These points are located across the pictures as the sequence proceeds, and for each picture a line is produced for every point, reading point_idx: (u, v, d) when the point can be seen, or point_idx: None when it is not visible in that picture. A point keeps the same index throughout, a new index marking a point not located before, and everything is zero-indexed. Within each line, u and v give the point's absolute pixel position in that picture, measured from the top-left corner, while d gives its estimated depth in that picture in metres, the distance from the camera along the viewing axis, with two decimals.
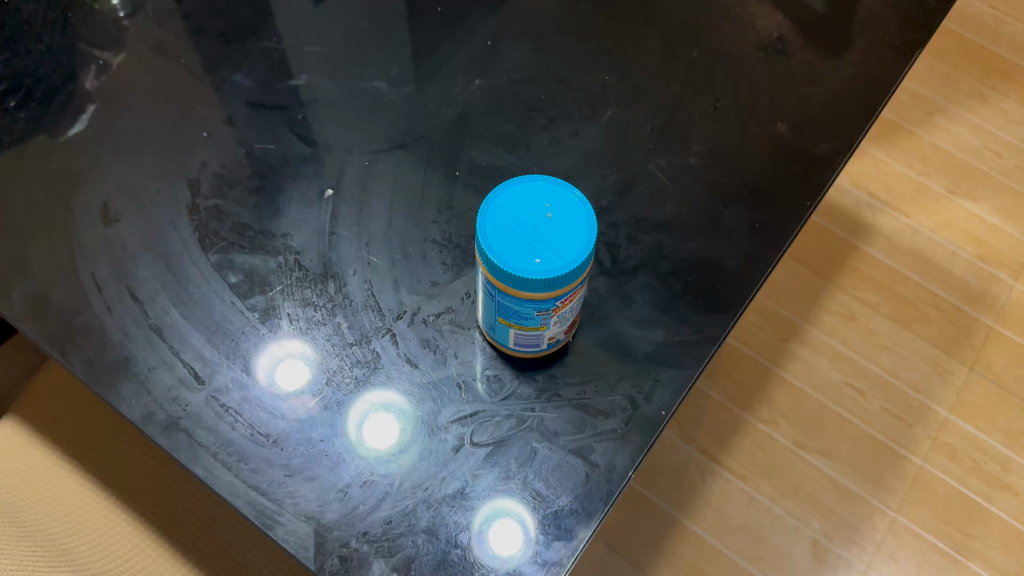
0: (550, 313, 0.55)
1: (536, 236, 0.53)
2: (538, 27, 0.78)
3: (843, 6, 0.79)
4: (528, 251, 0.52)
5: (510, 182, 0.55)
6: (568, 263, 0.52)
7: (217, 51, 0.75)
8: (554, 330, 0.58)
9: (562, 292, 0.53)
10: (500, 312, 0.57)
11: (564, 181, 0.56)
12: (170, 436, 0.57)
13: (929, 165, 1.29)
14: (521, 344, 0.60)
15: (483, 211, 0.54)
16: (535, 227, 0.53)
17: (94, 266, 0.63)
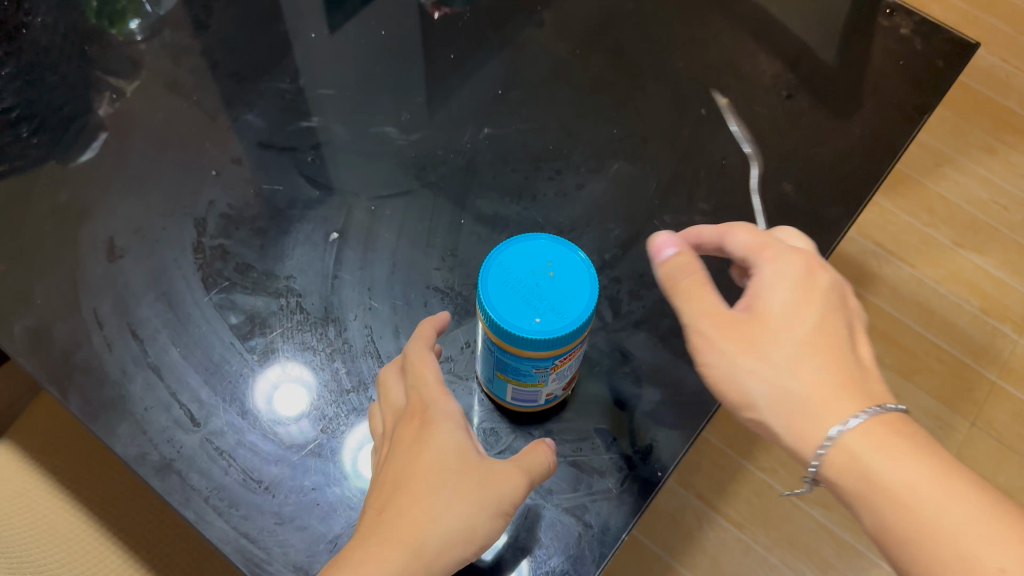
0: (549, 370, 0.55)
1: (536, 295, 0.53)
2: (550, 77, 0.78)
3: (853, 66, 0.79)
4: (529, 310, 0.52)
5: (513, 240, 0.56)
6: (568, 323, 0.52)
7: (230, 89, 0.76)
8: (552, 386, 0.58)
9: (561, 351, 0.53)
10: (498, 367, 0.56)
11: (566, 241, 0.56)
12: (163, 478, 0.57)
13: (936, 217, 1.29)
14: (519, 399, 0.59)
15: (484, 268, 0.54)
16: (536, 286, 0.54)
17: (97, 302, 0.63)
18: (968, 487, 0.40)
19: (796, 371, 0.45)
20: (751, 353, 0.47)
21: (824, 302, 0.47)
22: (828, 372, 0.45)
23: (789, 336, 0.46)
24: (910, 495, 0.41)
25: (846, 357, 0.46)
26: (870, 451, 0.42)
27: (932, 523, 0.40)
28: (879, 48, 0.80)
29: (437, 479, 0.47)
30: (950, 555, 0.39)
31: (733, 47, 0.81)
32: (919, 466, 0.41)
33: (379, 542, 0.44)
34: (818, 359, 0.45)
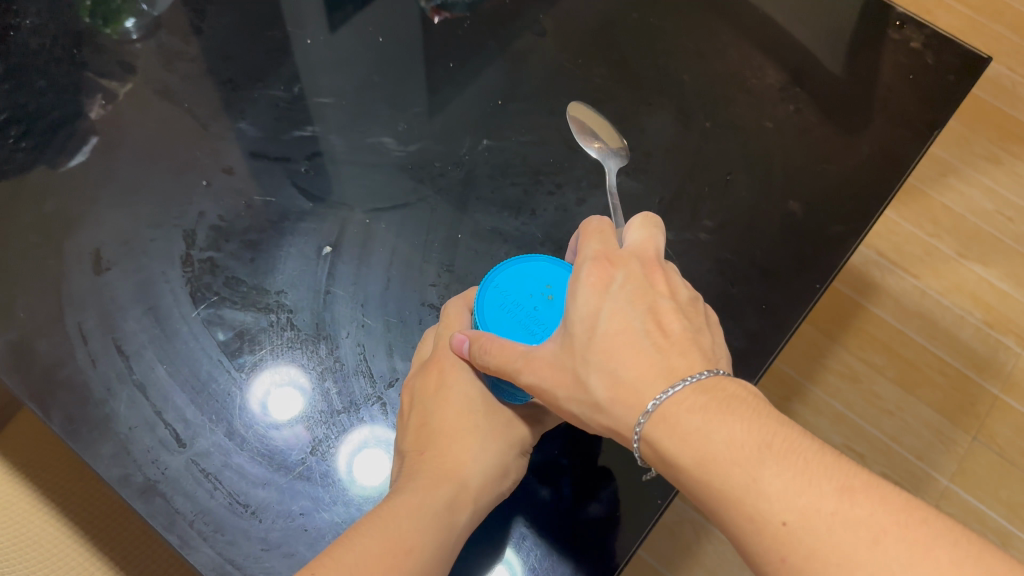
0: None
1: (533, 318, 0.53)
2: (551, 87, 0.76)
3: (861, 80, 0.77)
4: (525, 334, 0.52)
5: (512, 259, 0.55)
6: None
7: (223, 96, 0.74)
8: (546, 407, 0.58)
9: None
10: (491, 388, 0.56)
11: (562, 260, 0.56)
12: (146, 501, 0.55)
13: (940, 227, 1.27)
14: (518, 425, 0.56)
15: (482, 289, 0.54)
16: (533, 308, 0.53)
17: (82, 317, 0.62)
18: (751, 447, 0.41)
19: (596, 379, 0.47)
20: (567, 383, 0.48)
21: (619, 299, 0.49)
22: (629, 366, 0.46)
23: (590, 346, 0.48)
24: (701, 468, 0.42)
25: (638, 346, 0.46)
26: (663, 437, 0.44)
27: (723, 487, 0.41)
28: (888, 62, 0.78)
29: (469, 421, 0.54)
30: (743, 517, 0.40)
31: (739, 58, 0.79)
32: (709, 437, 0.42)
33: (431, 475, 0.51)
34: (623, 346, 0.47)
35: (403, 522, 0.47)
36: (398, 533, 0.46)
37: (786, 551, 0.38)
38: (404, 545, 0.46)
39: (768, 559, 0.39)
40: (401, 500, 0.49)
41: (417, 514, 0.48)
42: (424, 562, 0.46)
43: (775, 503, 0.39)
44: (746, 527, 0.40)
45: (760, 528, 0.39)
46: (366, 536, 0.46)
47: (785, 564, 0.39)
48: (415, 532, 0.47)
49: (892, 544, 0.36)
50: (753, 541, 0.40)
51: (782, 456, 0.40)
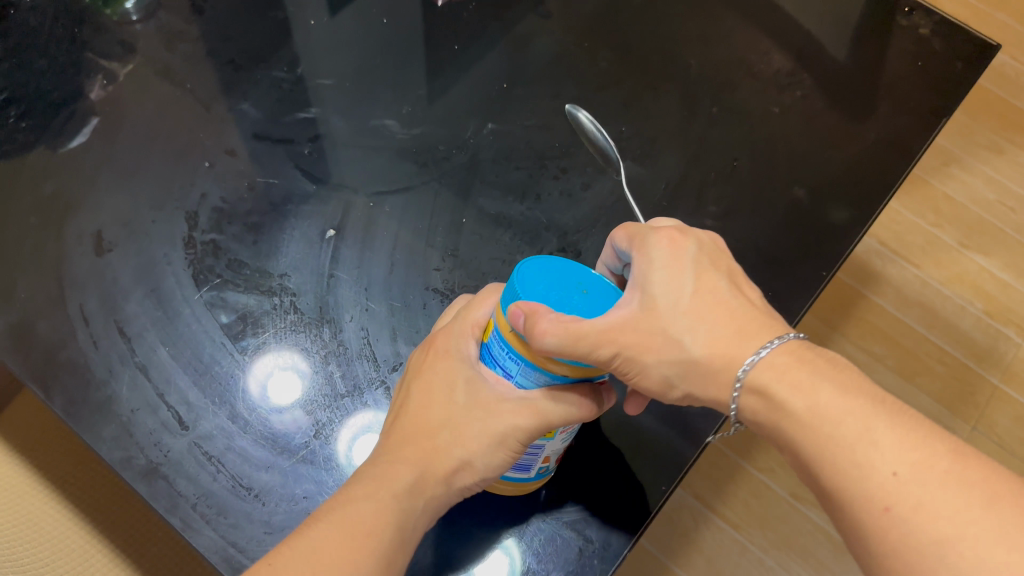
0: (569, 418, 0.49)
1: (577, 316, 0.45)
2: (556, 71, 0.76)
3: (868, 67, 0.77)
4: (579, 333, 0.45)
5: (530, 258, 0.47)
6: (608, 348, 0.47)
7: (225, 77, 0.73)
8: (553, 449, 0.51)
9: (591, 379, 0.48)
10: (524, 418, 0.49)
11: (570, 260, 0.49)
12: (148, 483, 0.55)
13: (942, 217, 1.27)
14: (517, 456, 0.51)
15: (513, 287, 0.45)
16: (575, 307, 0.46)
17: (83, 298, 0.61)
18: (861, 402, 0.41)
19: (693, 340, 0.47)
20: (657, 346, 0.47)
21: (698, 262, 0.49)
22: (721, 331, 0.46)
23: (678, 311, 0.47)
24: (807, 419, 0.42)
25: (730, 309, 0.47)
26: (770, 383, 0.44)
27: (829, 436, 0.41)
28: (895, 49, 0.77)
29: (446, 405, 0.49)
30: (846, 463, 0.40)
31: (746, 44, 0.78)
32: (821, 389, 0.42)
33: (399, 457, 0.48)
34: (713, 307, 0.47)
35: (362, 506, 0.45)
36: (356, 516, 0.44)
37: (891, 501, 0.38)
38: (364, 529, 0.44)
39: (859, 505, 0.39)
40: (359, 484, 0.46)
41: (377, 499, 0.45)
42: (380, 547, 0.44)
43: (888, 454, 0.39)
44: (849, 477, 0.40)
45: (866, 477, 0.39)
46: (325, 522, 0.44)
47: (889, 513, 0.38)
48: (376, 515, 0.45)
49: (1005, 506, 0.36)
50: (854, 495, 0.40)
51: (893, 413, 0.41)
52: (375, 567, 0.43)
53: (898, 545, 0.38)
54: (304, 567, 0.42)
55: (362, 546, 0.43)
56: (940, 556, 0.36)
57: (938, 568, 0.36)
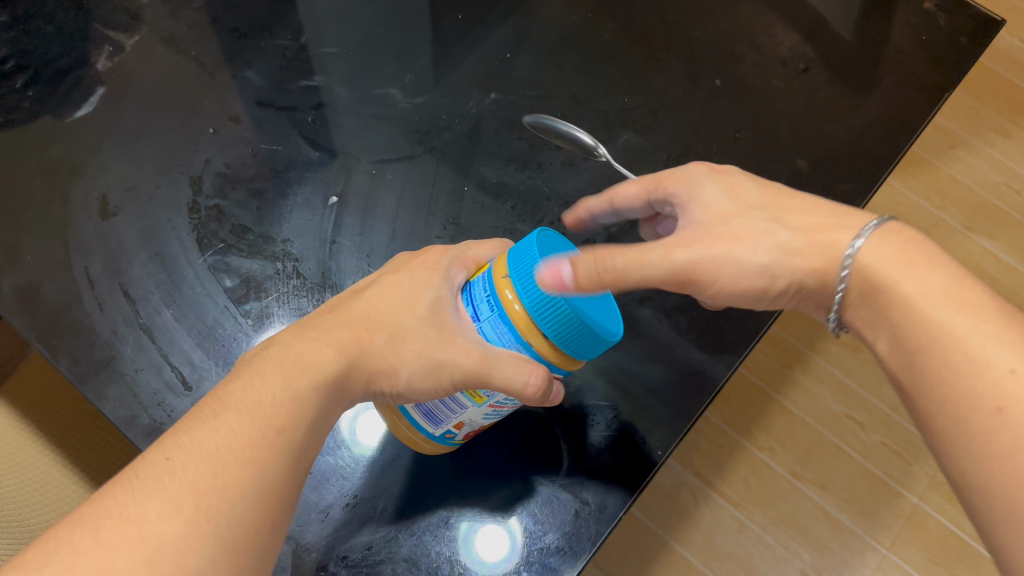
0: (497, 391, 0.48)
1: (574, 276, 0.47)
2: (559, 43, 0.76)
3: (872, 39, 0.77)
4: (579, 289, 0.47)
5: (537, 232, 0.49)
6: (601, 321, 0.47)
7: (230, 46, 0.73)
8: (469, 417, 0.51)
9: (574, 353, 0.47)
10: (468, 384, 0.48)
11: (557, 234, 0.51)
12: (152, 442, 0.56)
13: (947, 199, 1.27)
14: (435, 412, 0.51)
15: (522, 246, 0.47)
16: None
17: (89, 261, 0.62)
18: (976, 295, 0.41)
19: (782, 225, 0.49)
20: (755, 232, 0.49)
21: (745, 176, 0.54)
22: (806, 219, 0.49)
23: (754, 209, 0.50)
24: (916, 300, 0.42)
25: (796, 197, 0.51)
26: (875, 265, 0.45)
27: (943, 325, 0.41)
28: (900, 22, 0.77)
29: (400, 318, 0.50)
30: (960, 355, 0.39)
31: (750, 15, 0.78)
32: (931, 279, 0.42)
33: (331, 347, 0.46)
34: (794, 203, 0.50)
35: (276, 396, 0.42)
36: (269, 409, 0.41)
37: (1006, 401, 0.37)
38: (278, 424, 0.41)
39: (968, 398, 0.38)
40: (278, 370, 0.44)
41: (293, 395, 0.43)
42: (287, 449, 0.41)
43: (1006, 352, 0.38)
44: (962, 373, 0.39)
45: (980, 372, 0.38)
46: (236, 411, 0.41)
47: (1003, 413, 0.37)
48: (293, 408, 0.42)
49: None
50: (964, 393, 0.39)
51: (1004, 314, 0.40)
52: (283, 464, 0.40)
53: (1009, 443, 0.36)
54: (205, 462, 0.38)
55: (268, 443, 0.40)
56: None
57: None
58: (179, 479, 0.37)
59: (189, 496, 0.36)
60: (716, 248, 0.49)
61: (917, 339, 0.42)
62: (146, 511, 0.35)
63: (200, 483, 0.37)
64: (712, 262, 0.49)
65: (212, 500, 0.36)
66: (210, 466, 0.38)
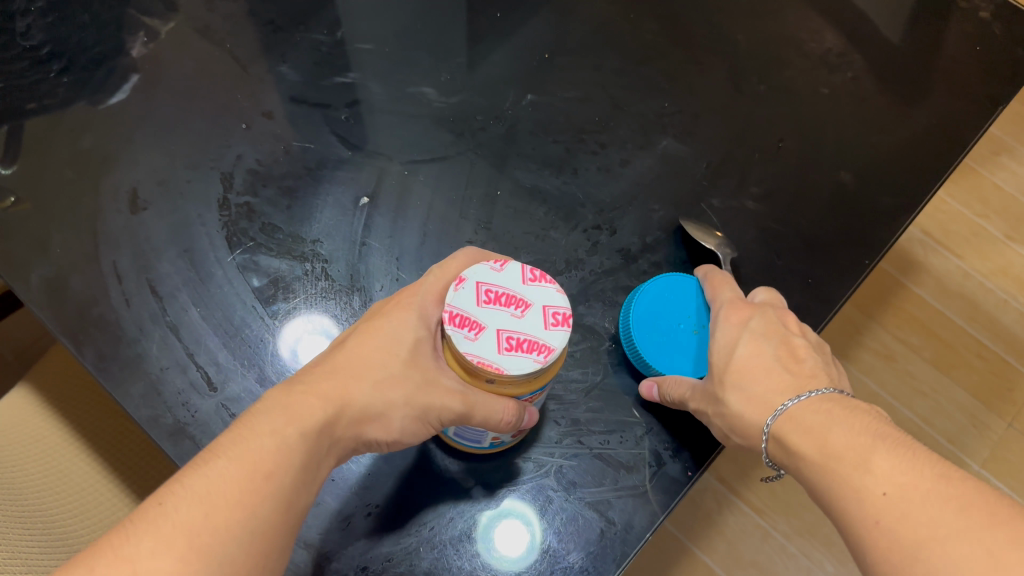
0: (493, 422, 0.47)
1: (668, 322, 0.60)
2: (598, 43, 0.74)
3: (923, 48, 0.74)
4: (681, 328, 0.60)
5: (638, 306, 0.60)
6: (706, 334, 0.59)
7: (265, 39, 0.72)
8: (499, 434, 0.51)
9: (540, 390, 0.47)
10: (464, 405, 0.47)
11: (661, 290, 0.61)
12: (175, 443, 0.55)
13: (989, 207, 1.18)
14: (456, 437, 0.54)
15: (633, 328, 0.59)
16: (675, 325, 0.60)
17: (117, 256, 0.61)
18: (862, 441, 0.43)
19: (733, 395, 0.52)
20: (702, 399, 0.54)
21: (755, 331, 0.54)
22: (756, 391, 0.51)
23: (726, 371, 0.53)
24: (816, 457, 0.44)
25: (775, 372, 0.51)
26: (788, 432, 0.47)
27: (835, 460, 0.43)
28: (954, 31, 0.75)
29: (379, 369, 0.48)
30: (847, 486, 0.42)
31: (798, 19, 0.75)
32: (831, 434, 0.44)
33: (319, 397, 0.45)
34: (756, 366, 0.52)
35: (263, 441, 0.41)
36: (257, 453, 0.41)
37: (880, 515, 0.40)
38: (265, 467, 0.41)
39: (854, 517, 0.41)
40: (266, 417, 0.43)
41: (280, 444, 0.42)
42: (277, 494, 0.40)
43: (879, 476, 0.41)
44: (848, 498, 0.42)
45: (862, 493, 0.41)
46: (225, 458, 0.40)
47: (877, 525, 0.39)
48: (277, 453, 0.41)
49: (952, 546, 0.36)
50: (854, 513, 0.41)
51: (894, 448, 0.42)
52: (273, 508, 0.40)
53: (884, 554, 0.39)
54: (198, 504, 0.38)
55: (257, 486, 0.40)
56: (914, 553, 0.37)
57: (914, 568, 0.37)
58: (172, 520, 0.37)
59: (182, 536, 0.37)
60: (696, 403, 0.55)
61: (814, 476, 0.44)
62: (139, 549, 0.36)
63: (193, 524, 0.38)
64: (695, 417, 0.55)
65: (206, 541, 0.37)
66: (202, 508, 0.38)
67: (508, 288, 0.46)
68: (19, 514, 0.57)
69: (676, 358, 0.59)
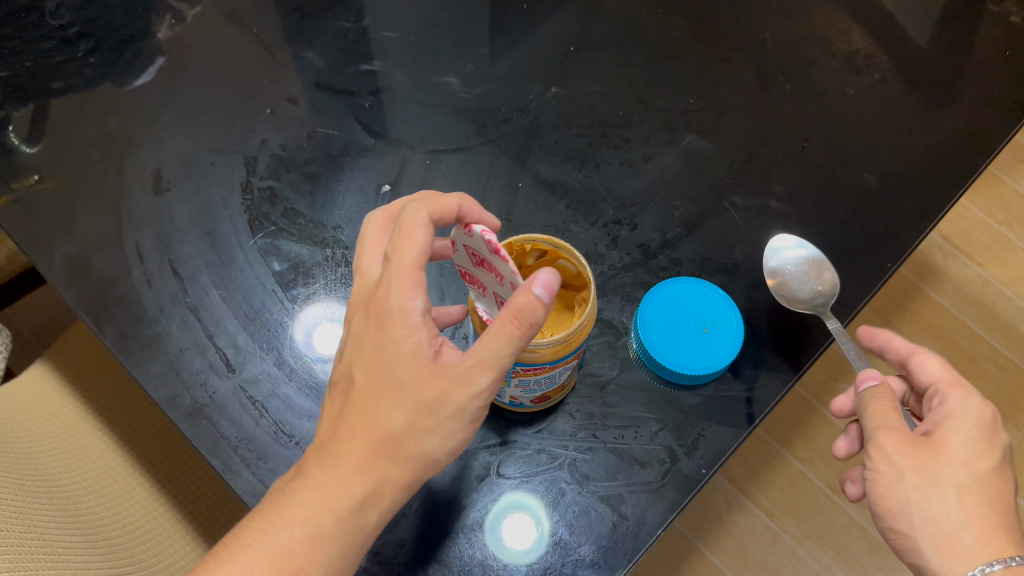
0: (513, 374, 0.50)
1: (686, 319, 0.60)
2: (625, 38, 0.73)
3: (953, 52, 0.73)
4: (696, 323, 0.60)
5: (653, 292, 0.61)
6: (726, 338, 0.59)
7: (291, 24, 0.72)
8: (517, 392, 0.53)
9: (568, 352, 0.48)
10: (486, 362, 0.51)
11: (684, 282, 0.62)
12: (192, 423, 0.55)
13: (1011, 215, 1.16)
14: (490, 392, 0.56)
15: (641, 309, 0.60)
16: (691, 324, 0.60)
17: (140, 236, 0.62)
18: None
19: (960, 501, 0.44)
20: (920, 474, 0.46)
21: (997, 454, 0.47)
22: (986, 515, 0.44)
23: (964, 472, 0.45)
24: None
25: (1005, 516, 0.45)
26: None
27: None
28: (984, 35, 0.74)
29: (393, 403, 0.43)
30: None
31: (827, 19, 0.75)
32: None
33: (350, 468, 0.43)
34: (991, 497, 0.45)
35: (289, 535, 0.42)
36: (282, 548, 0.42)
37: None
38: (294, 562, 0.42)
39: None
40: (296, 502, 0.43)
41: (312, 535, 0.42)
42: None
43: None
44: None
45: None
46: (251, 552, 0.42)
47: None
48: (306, 546, 0.42)
49: None
50: None
51: None
52: None
53: None
54: None
55: None
56: None
57: None
58: None
59: None
60: (898, 464, 0.46)
61: None
62: None
63: None
64: (878, 465, 0.47)
65: None
66: None
67: (483, 252, 0.44)
68: (35, 486, 0.57)
69: (706, 358, 0.59)
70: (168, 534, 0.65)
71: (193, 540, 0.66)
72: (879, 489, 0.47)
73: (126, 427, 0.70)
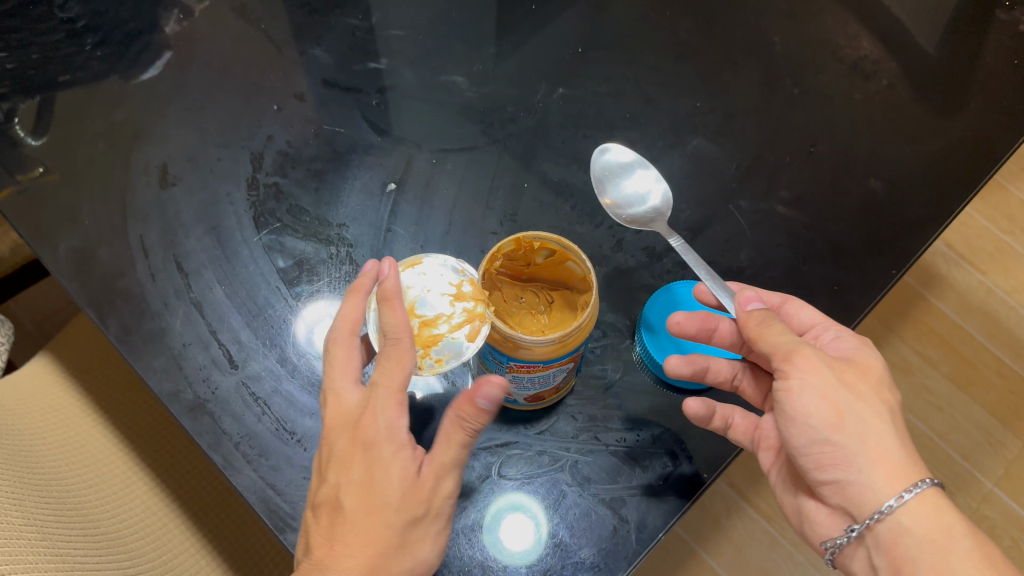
0: (507, 368, 0.50)
1: None
2: (633, 40, 0.73)
3: (961, 60, 0.73)
4: None
5: (661, 293, 0.62)
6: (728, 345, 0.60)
7: (299, 20, 0.72)
8: (512, 388, 0.53)
9: (566, 351, 0.48)
10: (483, 356, 0.51)
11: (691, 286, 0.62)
12: (195, 418, 0.55)
13: (1015, 223, 1.16)
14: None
15: (648, 310, 0.61)
16: None
17: (145, 230, 0.62)
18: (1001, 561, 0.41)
19: (891, 419, 0.45)
20: (852, 387, 0.45)
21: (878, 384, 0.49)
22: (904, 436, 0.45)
23: (880, 394, 0.46)
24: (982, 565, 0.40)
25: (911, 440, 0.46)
26: (935, 510, 0.42)
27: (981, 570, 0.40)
28: (993, 44, 0.74)
29: (386, 522, 0.44)
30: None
31: (837, 23, 0.74)
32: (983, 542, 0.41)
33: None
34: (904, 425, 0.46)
35: None
36: None
37: None
38: None
39: None
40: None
41: None
42: None
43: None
44: None
45: None
46: None
47: None
48: None
49: None
50: None
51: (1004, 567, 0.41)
52: None
53: None
54: None
55: None
56: None
57: None
58: None
59: None
60: (830, 376, 0.45)
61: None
62: None
63: None
64: (810, 377, 0.45)
65: None
66: None
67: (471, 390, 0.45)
68: (33, 477, 0.57)
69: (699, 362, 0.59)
70: (167, 531, 0.65)
71: (193, 534, 0.66)
72: (807, 401, 0.45)
73: (127, 421, 0.70)
